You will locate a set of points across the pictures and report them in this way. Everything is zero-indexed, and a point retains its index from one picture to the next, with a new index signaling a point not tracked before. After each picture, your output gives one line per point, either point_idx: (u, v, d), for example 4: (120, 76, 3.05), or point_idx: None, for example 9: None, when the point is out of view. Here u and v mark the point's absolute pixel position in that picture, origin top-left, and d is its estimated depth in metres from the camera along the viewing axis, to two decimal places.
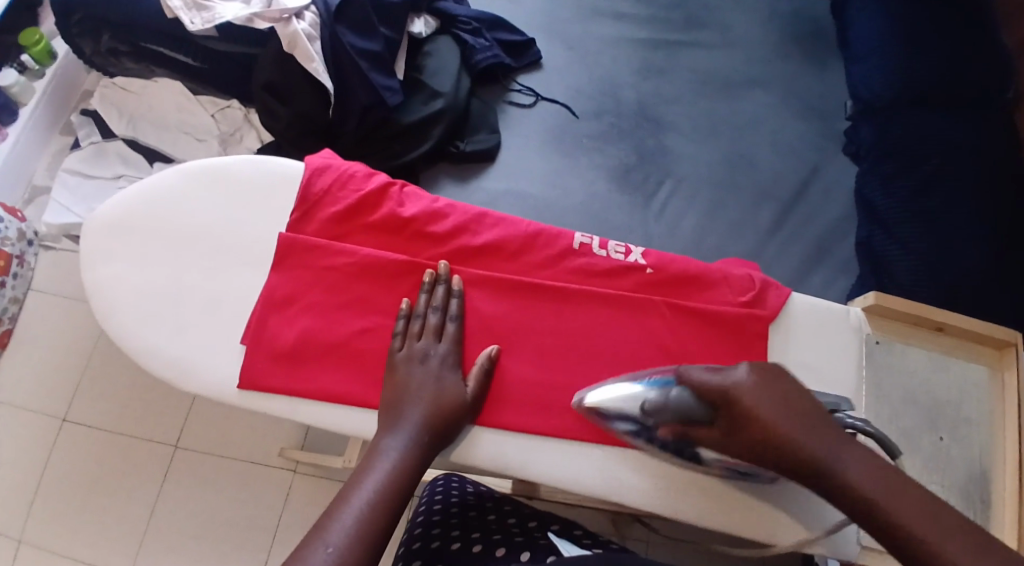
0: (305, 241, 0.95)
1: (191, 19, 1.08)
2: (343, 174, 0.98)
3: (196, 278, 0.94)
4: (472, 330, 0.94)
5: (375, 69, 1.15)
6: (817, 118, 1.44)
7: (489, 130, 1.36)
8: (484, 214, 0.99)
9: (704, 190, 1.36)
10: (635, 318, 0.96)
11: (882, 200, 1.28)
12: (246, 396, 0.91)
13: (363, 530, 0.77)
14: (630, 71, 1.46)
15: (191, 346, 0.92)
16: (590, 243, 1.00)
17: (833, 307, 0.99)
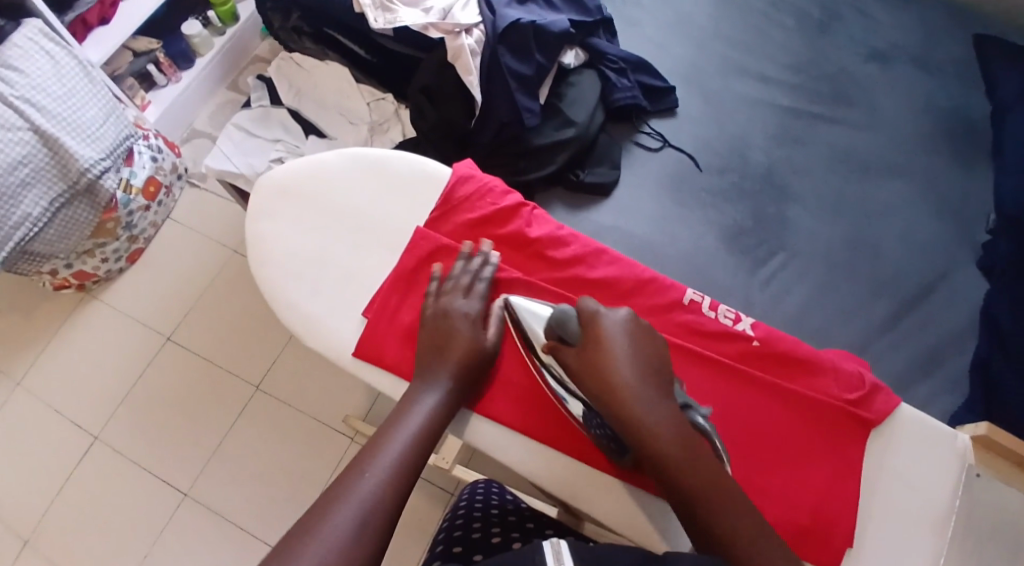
0: (437, 241, 1.01)
1: (375, 17, 1.19)
2: (483, 186, 1.05)
3: (339, 252, 1.02)
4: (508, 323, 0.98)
5: (522, 90, 1.21)
6: (955, 223, 1.39)
7: (611, 165, 1.40)
8: (603, 251, 1.04)
9: (818, 269, 1.35)
10: (730, 386, 0.96)
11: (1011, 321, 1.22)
12: (358, 364, 0.98)
13: (399, 471, 0.82)
14: (766, 135, 1.47)
15: (321, 306, 1.00)
16: (701, 302, 1.01)
17: (942, 431, 0.96)
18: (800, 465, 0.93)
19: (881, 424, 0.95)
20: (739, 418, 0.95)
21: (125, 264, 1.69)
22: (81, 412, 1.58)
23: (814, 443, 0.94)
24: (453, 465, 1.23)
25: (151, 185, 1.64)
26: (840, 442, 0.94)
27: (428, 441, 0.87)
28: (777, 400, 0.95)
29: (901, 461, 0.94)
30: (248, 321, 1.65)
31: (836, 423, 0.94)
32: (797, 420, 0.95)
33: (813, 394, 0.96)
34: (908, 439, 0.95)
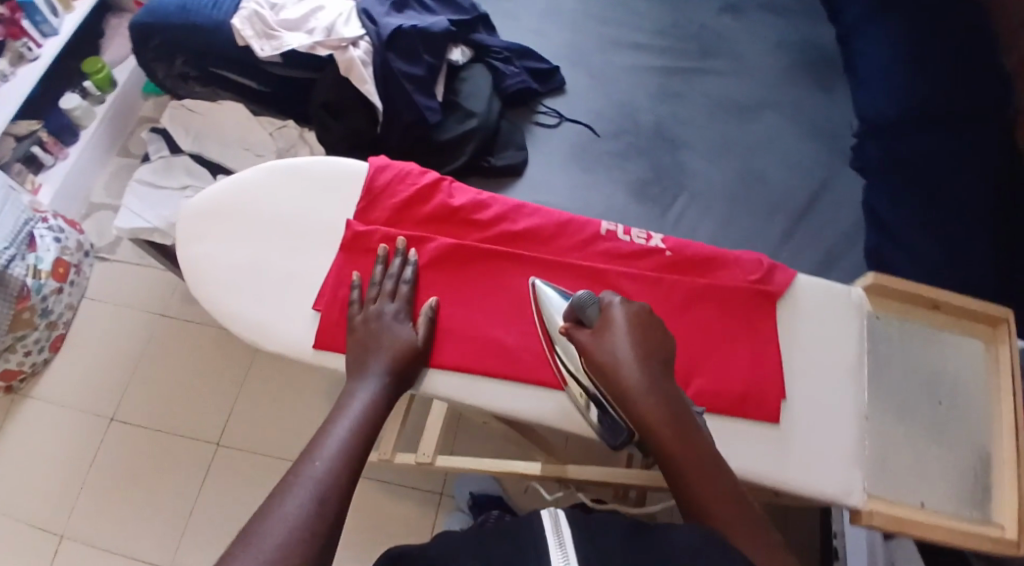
0: (370, 230, 1.05)
1: (261, 47, 1.23)
2: (401, 171, 1.10)
3: (277, 258, 1.05)
4: (437, 278, 1.03)
5: (420, 91, 1.27)
6: (826, 137, 1.53)
7: (516, 147, 1.49)
8: (521, 206, 1.11)
9: (719, 202, 1.47)
10: (656, 294, 1.05)
11: (887, 210, 1.37)
12: (321, 355, 1.00)
13: (343, 449, 0.79)
14: (648, 95, 1.59)
15: (270, 310, 1.02)
16: (616, 231, 1.10)
17: (835, 288, 1.06)
18: (729, 347, 1.02)
19: (788, 294, 1.06)
20: (675, 322, 1.03)
21: (49, 354, 1.66)
22: (38, 511, 1.53)
23: (741, 327, 1.03)
24: (432, 457, 1.28)
25: (61, 267, 1.62)
26: (758, 320, 1.04)
27: (373, 428, 0.84)
28: (697, 297, 1.05)
29: (813, 322, 1.05)
30: (194, 380, 1.65)
31: (753, 303, 1.05)
32: (721, 310, 1.04)
33: (727, 285, 1.06)
34: (813, 301, 1.06)
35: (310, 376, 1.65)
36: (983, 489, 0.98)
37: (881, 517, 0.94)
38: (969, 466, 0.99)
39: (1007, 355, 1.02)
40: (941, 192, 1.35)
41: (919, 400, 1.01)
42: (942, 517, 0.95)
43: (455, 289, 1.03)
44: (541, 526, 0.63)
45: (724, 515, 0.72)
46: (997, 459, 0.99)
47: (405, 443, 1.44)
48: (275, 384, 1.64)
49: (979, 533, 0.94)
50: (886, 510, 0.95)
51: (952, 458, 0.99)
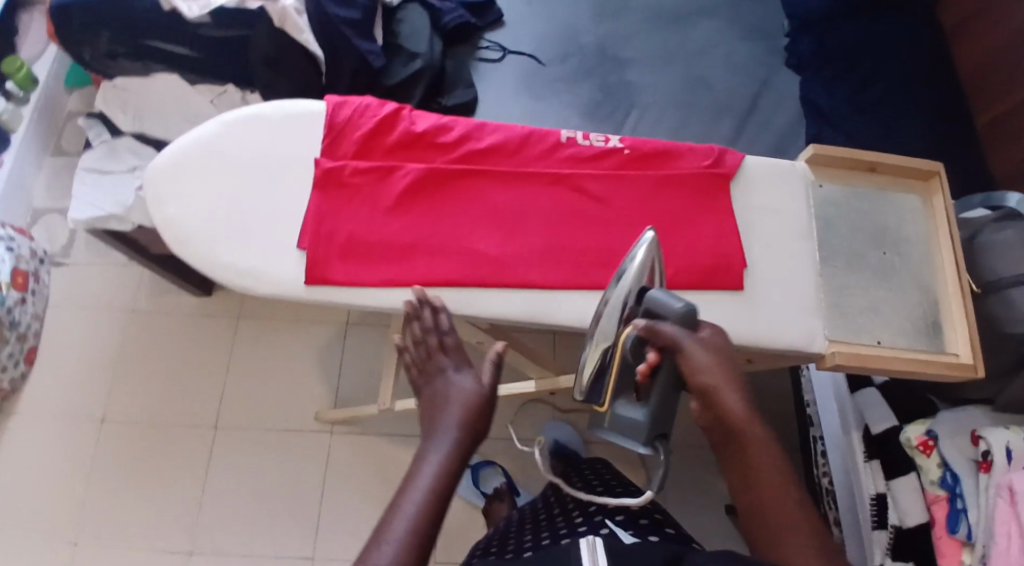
0: (340, 166, 1.01)
1: (189, 6, 1.15)
2: (360, 105, 1.05)
3: (253, 205, 0.99)
4: (413, 206, 1.01)
5: (358, 35, 1.26)
6: (761, 38, 1.57)
7: (465, 85, 1.49)
8: (483, 124, 1.07)
9: (669, 112, 1.48)
10: (621, 191, 1.04)
11: (826, 99, 1.45)
12: (314, 290, 0.97)
13: (431, 504, 0.75)
14: (587, 16, 1.59)
15: (256, 255, 0.98)
16: (576, 136, 1.08)
17: (783, 162, 1.08)
18: (698, 225, 1.03)
19: (742, 173, 1.07)
20: (640, 214, 1.03)
21: (25, 369, 1.60)
22: (47, 523, 1.51)
23: (702, 209, 1.04)
24: None
25: (20, 277, 1.56)
26: (719, 197, 1.05)
27: (448, 488, 0.77)
28: (659, 184, 1.05)
29: (764, 196, 1.06)
30: (180, 369, 1.63)
31: (711, 186, 1.05)
32: (684, 197, 1.04)
33: (689, 169, 1.06)
34: (764, 177, 1.06)
35: (297, 345, 1.65)
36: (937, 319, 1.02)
37: (843, 357, 0.97)
38: (923, 308, 1.02)
39: (942, 204, 1.06)
40: (872, 79, 1.46)
41: (865, 250, 1.05)
42: (900, 351, 0.99)
43: (435, 212, 1.01)
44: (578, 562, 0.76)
45: (793, 534, 0.74)
46: (942, 295, 1.03)
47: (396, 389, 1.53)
48: (261, 359, 1.64)
49: (934, 360, 0.98)
50: (847, 349, 0.98)
51: (909, 303, 1.02)
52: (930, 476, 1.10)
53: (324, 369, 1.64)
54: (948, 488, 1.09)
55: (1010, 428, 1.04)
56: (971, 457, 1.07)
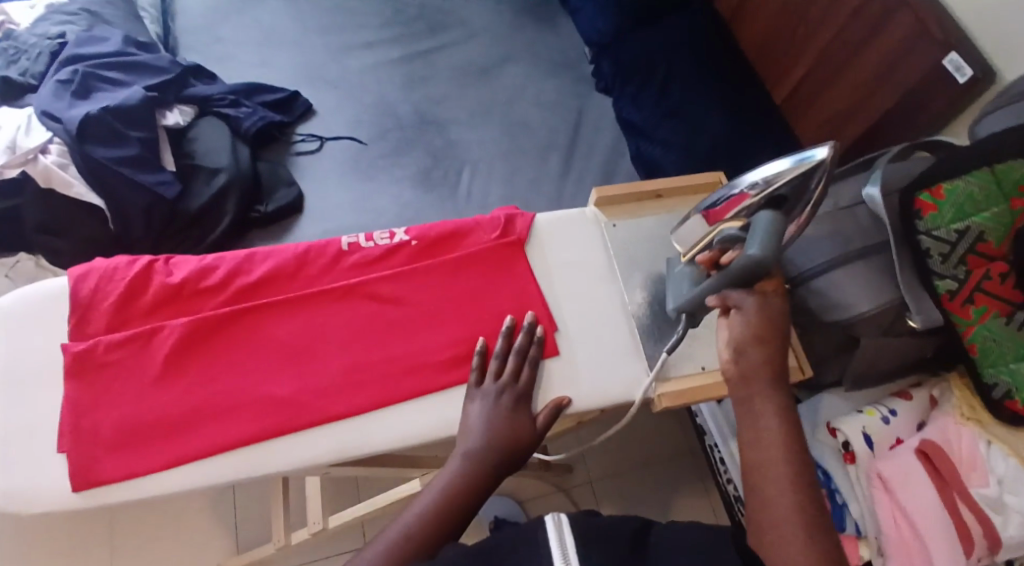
0: (90, 347, 0.88)
1: None
2: (107, 269, 0.92)
3: (9, 415, 0.86)
4: (186, 367, 0.89)
5: (141, 170, 1.19)
6: (566, 70, 1.57)
7: (286, 184, 1.36)
8: (252, 252, 0.96)
9: (498, 162, 1.43)
10: (416, 285, 0.95)
11: (637, 115, 1.45)
12: (86, 495, 0.84)
13: (423, 526, 0.76)
14: (397, 87, 1.51)
15: (18, 473, 0.84)
16: (358, 240, 0.99)
17: (572, 213, 1.03)
18: (505, 302, 0.95)
19: (533, 236, 1.00)
20: (441, 306, 0.94)
21: None
22: None
23: (502, 283, 0.96)
24: (325, 521, 1.25)
25: None
26: (519, 266, 0.97)
27: (451, 519, 0.77)
28: (453, 270, 0.96)
29: (562, 248, 1.00)
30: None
31: (504, 257, 0.98)
32: (483, 273, 0.97)
33: (480, 246, 0.98)
34: (557, 231, 1.01)
35: (185, 497, 1.48)
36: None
37: (668, 399, 0.91)
38: None
39: None
40: (668, 89, 1.46)
41: None
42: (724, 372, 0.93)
43: (214, 366, 0.89)
44: (545, 532, 0.65)
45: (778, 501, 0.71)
46: None
47: (296, 519, 1.42)
48: (148, 526, 1.46)
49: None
50: (670, 389, 0.91)
51: None
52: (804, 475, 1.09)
53: (220, 515, 1.48)
54: (826, 487, 1.07)
55: (867, 411, 1.06)
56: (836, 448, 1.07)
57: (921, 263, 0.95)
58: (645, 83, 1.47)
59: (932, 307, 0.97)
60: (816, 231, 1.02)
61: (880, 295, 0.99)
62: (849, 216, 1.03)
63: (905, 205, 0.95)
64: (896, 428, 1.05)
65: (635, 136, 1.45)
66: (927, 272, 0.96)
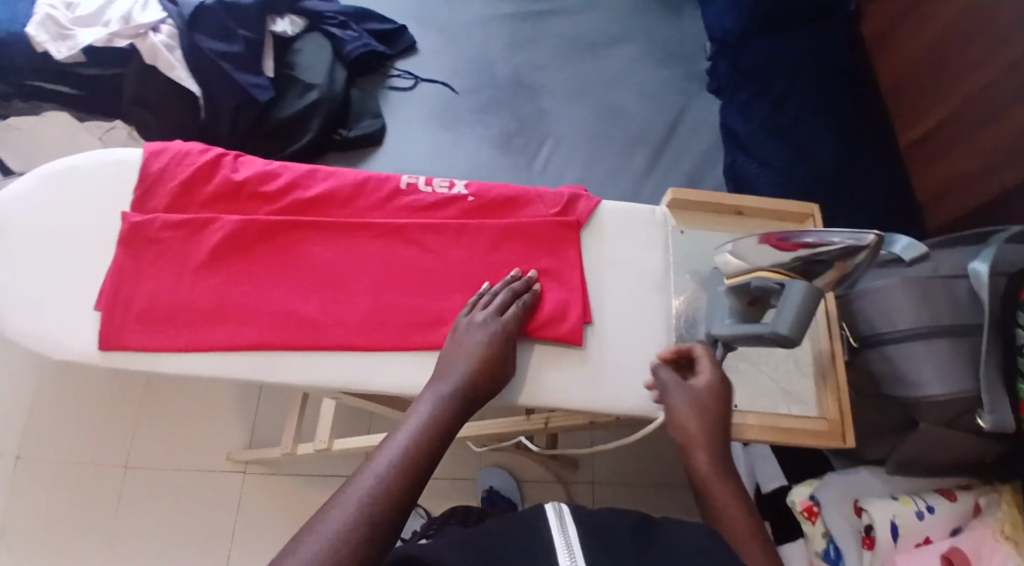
0: (146, 221, 0.93)
1: (57, 49, 1.15)
2: (179, 152, 0.97)
3: (55, 264, 0.92)
4: (225, 258, 0.93)
5: (240, 69, 1.23)
6: (679, 64, 1.52)
7: (372, 116, 1.38)
8: (315, 170, 0.99)
9: (581, 143, 1.40)
10: (460, 241, 0.96)
11: (742, 125, 1.37)
12: (108, 356, 0.89)
13: (412, 454, 0.76)
14: (502, 45, 1.50)
15: (51, 320, 0.89)
16: (416, 182, 1.00)
17: (637, 209, 1.01)
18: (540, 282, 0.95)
19: (590, 223, 1.00)
20: (479, 269, 0.95)
21: None
22: None
23: (545, 260, 0.96)
24: (331, 442, 1.31)
25: None
26: (565, 250, 0.97)
27: (438, 445, 0.78)
28: (500, 238, 0.97)
29: (616, 242, 0.99)
30: (92, 413, 1.52)
31: (554, 235, 0.97)
32: (528, 247, 0.97)
33: (533, 220, 0.98)
34: (616, 224, 1.00)
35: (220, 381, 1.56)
36: (815, 376, 0.99)
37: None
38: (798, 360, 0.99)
39: None
40: (791, 95, 1.39)
41: None
42: (760, 418, 0.95)
43: (251, 268, 0.93)
44: (546, 523, 0.68)
45: (739, 519, 0.77)
46: (824, 360, 0.99)
47: (305, 433, 1.47)
48: (176, 398, 1.55)
49: (807, 429, 0.95)
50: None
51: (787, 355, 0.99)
52: (815, 546, 1.08)
53: (244, 408, 1.56)
54: (830, 562, 1.06)
55: (902, 500, 1.03)
56: (853, 527, 1.06)
57: (1011, 359, 0.94)
58: (760, 92, 1.40)
59: (1005, 406, 0.93)
60: (903, 293, 0.96)
61: (954, 382, 0.94)
62: (945, 285, 0.97)
63: (1011, 291, 0.95)
64: (928, 526, 1.02)
65: (729, 143, 1.37)
66: (1012, 372, 0.94)
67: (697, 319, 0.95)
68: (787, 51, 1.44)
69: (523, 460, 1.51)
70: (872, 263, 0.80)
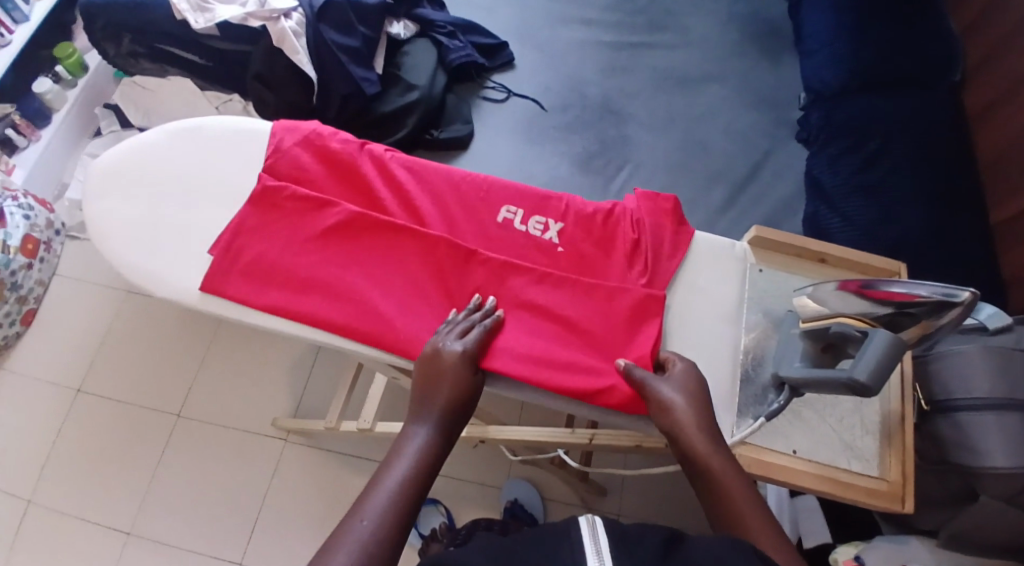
0: (278, 187, 1.01)
1: (195, 19, 1.25)
2: (311, 133, 1.05)
3: (171, 212, 1.00)
4: (326, 238, 0.99)
5: (355, 62, 1.32)
6: (770, 108, 1.53)
7: (463, 121, 1.45)
8: (428, 171, 1.05)
9: (661, 172, 1.44)
10: (541, 282, 0.98)
11: (829, 178, 1.35)
12: (206, 299, 0.97)
13: (405, 492, 0.79)
14: (596, 69, 1.56)
15: (162, 260, 0.98)
16: (513, 219, 1.03)
17: (717, 238, 1.04)
18: (612, 345, 0.95)
19: (674, 284, 1.00)
20: (555, 313, 0.97)
21: (21, 329, 1.62)
22: (8, 478, 1.52)
23: (622, 323, 0.95)
24: (374, 423, 1.34)
25: (29, 243, 1.57)
26: (645, 318, 0.96)
27: (426, 479, 0.81)
28: (582, 293, 0.98)
29: (695, 271, 1.01)
30: (158, 359, 1.62)
31: (639, 308, 0.96)
32: (608, 308, 0.97)
33: (619, 284, 0.98)
34: (701, 270, 1.01)
35: (278, 350, 1.63)
36: (880, 438, 0.92)
37: (744, 461, 0.90)
38: None
39: None
40: (884, 153, 1.35)
41: None
42: (816, 466, 0.90)
43: (350, 253, 0.99)
44: (578, 534, 0.67)
45: (769, 532, 0.77)
46: (889, 419, 0.93)
47: (351, 410, 1.53)
48: (234, 358, 1.63)
49: (860, 485, 0.90)
50: (751, 453, 0.90)
51: None
52: None
53: (294, 378, 1.61)
54: None
55: None
56: None
57: None
58: (854, 147, 1.36)
59: None
60: (982, 362, 0.91)
61: (1022, 455, 0.88)
62: None
63: None
64: None
65: (815, 195, 1.36)
66: None
67: (765, 359, 0.96)
68: (890, 107, 1.39)
69: (549, 476, 1.48)
70: (957, 326, 0.82)
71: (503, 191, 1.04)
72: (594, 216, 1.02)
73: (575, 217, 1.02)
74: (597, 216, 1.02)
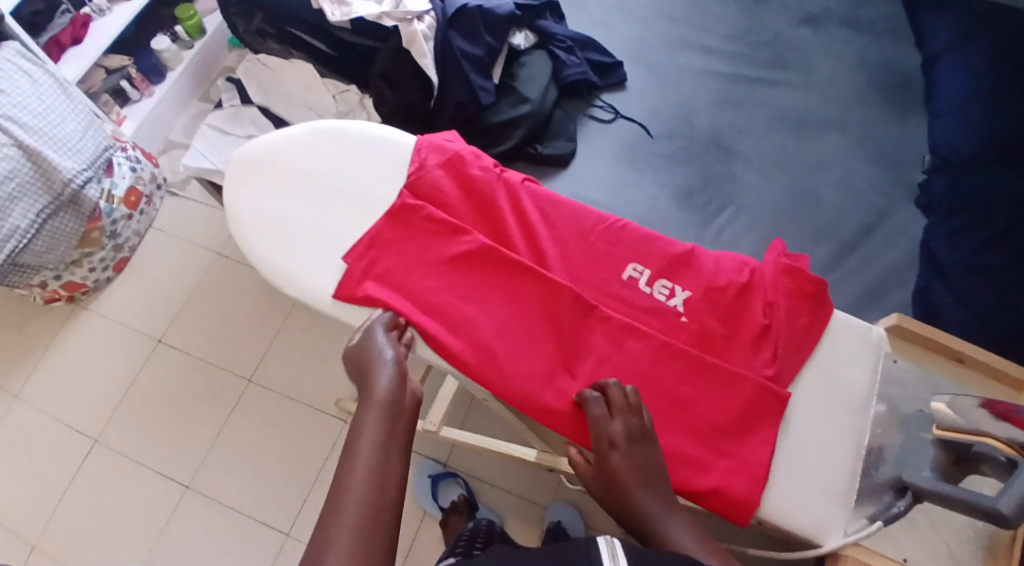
0: (417, 206, 1.03)
1: (332, 11, 1.29)
2: (454, 155, 1.07)
3: (308, 211, 1.03)
4: (454, 264, 1.01)
5: (476, 70, 1.33)
6: (892, 165, 1.46)
7: (566, 138, 1.46)
8: (565, 209, 1.06)
9: (763, 219, 1.42)
10: (659, 353, 0.96)
11: (947, 253, 1.31)
12: (335, 304, 0.99)
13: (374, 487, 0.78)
14: (709, 100, 1.53)
15: (294, 257, 1.01)
16: (638, 278, 1.01)
17: (856, 323, 0.98)
18: (723, 431, 0.93)
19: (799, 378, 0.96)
20: (669, 390, 0.95)
21: (111, 274, 1.69)
22: (81, 414, 1.59)
23: (736, 412, 0.93)
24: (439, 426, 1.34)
25: (132, 195, 1.62)
26: (762, 410, 0.93)
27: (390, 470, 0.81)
28: (701, 372, 0.95)
29: (824, 351, 0.97)
30: (237, 321, 1.66)
31: (755, 399, 0.94)
32: (724, 396, 0.94)
33: (741, 369, 0.95)
34: (830, 354, 0.97)
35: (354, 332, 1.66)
36: None
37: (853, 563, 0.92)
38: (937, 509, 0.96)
39: None
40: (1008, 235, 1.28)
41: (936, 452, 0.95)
42: None
43: (475, 284, 1.00)
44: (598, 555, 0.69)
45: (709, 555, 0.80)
46: None
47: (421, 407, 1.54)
48: (309, 333, 1.66)
49: None
50: (861, 557, 0.92)
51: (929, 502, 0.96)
52: None
53: None
54: None
55: None
56: None
57: None
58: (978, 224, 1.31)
59: None
60: None
61: None
62: None
63: None
64: None
65: (930, 268, 1.32)
66: None
67: (888, 459, 0.95)
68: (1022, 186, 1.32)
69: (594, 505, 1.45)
70: None
71: (632, 248, 1.03)
72: (725, 290, 0.99)
73: (704, 289, 1.00)
74: (729, 291, 0.99)
